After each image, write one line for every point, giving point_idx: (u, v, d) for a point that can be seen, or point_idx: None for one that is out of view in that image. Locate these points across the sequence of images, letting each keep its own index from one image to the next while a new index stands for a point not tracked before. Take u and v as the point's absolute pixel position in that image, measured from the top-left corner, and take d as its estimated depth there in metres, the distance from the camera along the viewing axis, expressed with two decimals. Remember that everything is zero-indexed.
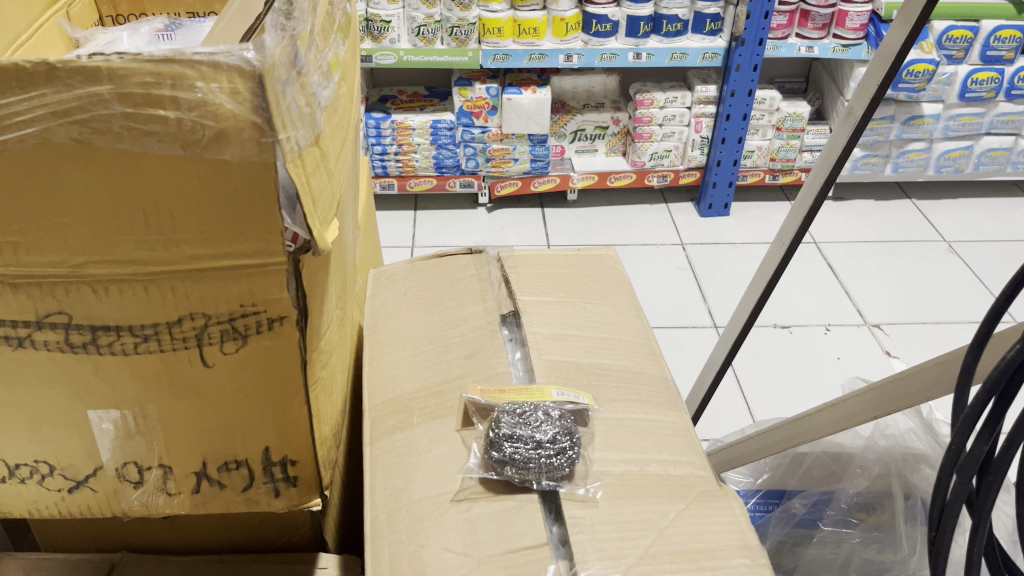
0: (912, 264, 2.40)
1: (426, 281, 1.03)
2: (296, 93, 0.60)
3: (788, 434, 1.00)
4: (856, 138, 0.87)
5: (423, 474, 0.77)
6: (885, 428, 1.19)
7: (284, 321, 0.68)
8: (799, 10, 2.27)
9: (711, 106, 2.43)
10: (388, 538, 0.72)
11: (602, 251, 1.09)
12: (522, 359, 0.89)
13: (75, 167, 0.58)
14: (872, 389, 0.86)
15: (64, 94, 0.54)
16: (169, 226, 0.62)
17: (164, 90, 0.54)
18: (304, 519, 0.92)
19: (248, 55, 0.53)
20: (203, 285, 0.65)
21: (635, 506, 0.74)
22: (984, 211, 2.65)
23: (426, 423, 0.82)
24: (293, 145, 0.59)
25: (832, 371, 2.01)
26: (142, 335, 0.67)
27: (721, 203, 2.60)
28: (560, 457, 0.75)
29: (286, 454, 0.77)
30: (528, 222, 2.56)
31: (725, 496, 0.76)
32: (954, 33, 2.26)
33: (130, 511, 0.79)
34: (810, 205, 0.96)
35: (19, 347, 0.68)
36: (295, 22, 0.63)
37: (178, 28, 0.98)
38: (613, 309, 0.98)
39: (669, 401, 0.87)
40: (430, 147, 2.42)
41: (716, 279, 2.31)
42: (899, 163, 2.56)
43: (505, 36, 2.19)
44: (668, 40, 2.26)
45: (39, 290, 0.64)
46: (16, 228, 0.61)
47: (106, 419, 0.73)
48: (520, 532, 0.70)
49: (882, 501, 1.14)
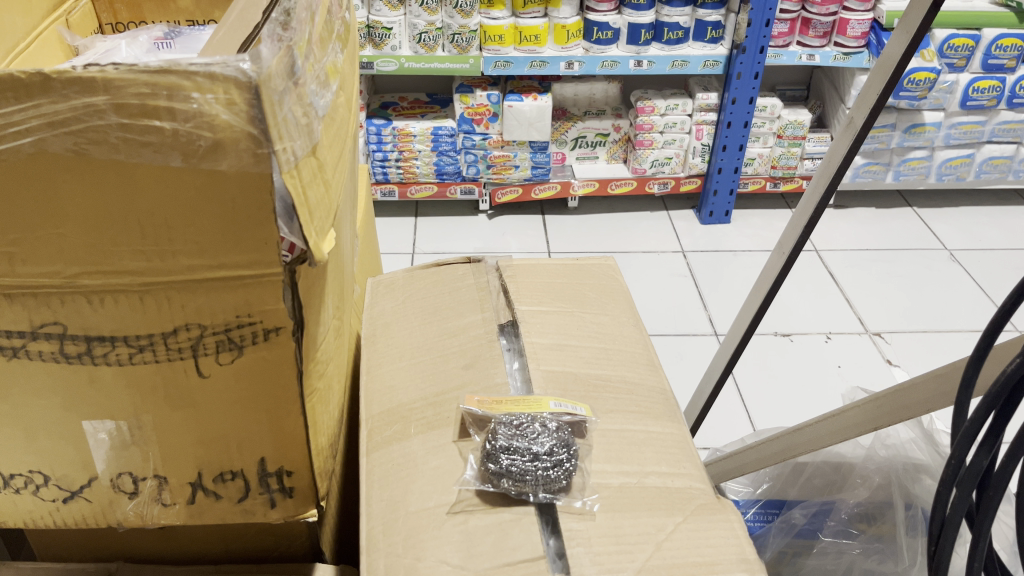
0: (913, 272, 2.40)
1: (424, 290, 1.02)
2: (293, 103, 0.60)
3: (788, 445, 0.99)
4: (857, 147, 0.87)
5: (420, 485, 0.77)
6: (885, 438, 1.18)
7: (279, 332, 0.68)
8: (800, 18, 2.28)
9: (712, 114, 2.43)
10: (384, 550, 0.72)
11: (602, 260, 1.09)
12: (519, 370, 0.88)
13: (70, 177, 0.58)
14: (871, 401, 0.86)
15: (61, 105, 0.54)
16: (165, 236, 0.61)
17: (160, 100, 0.54)
18: (301, 529, 0.92)
19: (245, 66, 0.53)
20: (199, 296, 0.65)
21: (633, 518, 0.73)
22: (986, 219, 2.65)
23: (423, 434, 0.82)
24: (289, 156, 0.59)
25: (832, 379, 2.00)
26: (137, 345, 0.67)
27: (721, 210, 2.60)
28: (557, 470, 0.74)
29: (282, 464, 0.76)
30: (529, 229, 2.56)
31: (724, 509, 0.76)
32: (956, 41, 2.27)
33: (126, 521, 0.79)
34: (810, 215, 0.96)
35: (13, 357, 0.68)
36: (293, 32, 0.63)
37: (178, 36, 0.98)
38: (612, 318, 0.98)
39: (667, 413, 0.86)
40: (431, 154, 2.42)
41: (717, 286, 2.31)
42: (900, 171, 2.55)
43: (506, 43, 2.20)
44: (669, 48, 2.26)
45: (34, 300, 0.64)
46: (10, 239, 0.61)
47: (102, 430, 0.72)
48: (517, 545, 0.70)
49: (882, 511, 1.14)
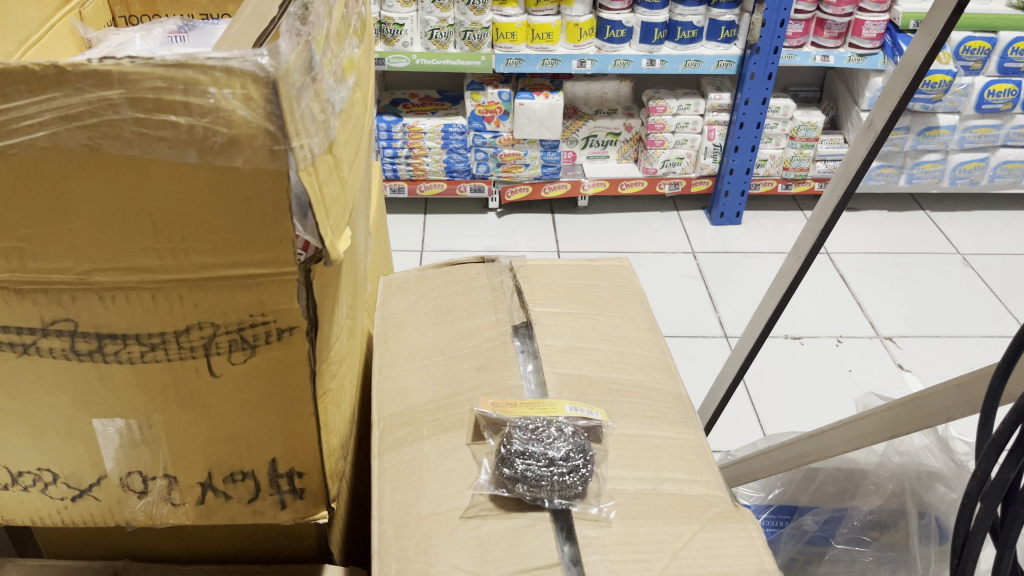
0: (925, 277, 2.37)
1: (437, 290, 1.01)
2: (310, 98, 0.58)
3: (802, 451, 0.97)
4: (876, 151, 0.85)
5: (433, 489, 0.76)
6: (898, 444, 1.16)
7: (294, 332, 0.67)
8: (815, 18, 2.25)
9: (724, 114, 2.41)
10: (395, 555, 0.71)
11: (616, 261, 1.08)
12: (534, 372, 0.87)
13: (83, 173, 0.57)
14: (889, 409, 0.84)
15: (74, 98, 0.53)
16: (178, 234, 0.60)
17: (176, 95, 0.53)
18: (310, 530, 0.91)
19: (262, 60, 0.52)
20: (211, 295, 0.64)
21: (649, 526, 0.72)
22: (1000, 224, 2.62)
23: (435, 436, 0.81)
24: (307, 153, 0.58)
25: (844, 383, 1.98)
26: (149, 343, 0.66)
27: (732, 211, 2.58)
28: (573, 475, 0.73)
29: (293, 465, 0.75)
30: (539, 228, 2.55)
31: (742, 518, 0.74)
32: (972, 44, 2.25)
33: (134, 520, 0.78)
34: (827, 218, 0.94)
35: (23, 354, 0.67)
36: (311, 27, 0.61)
37: (192, 29, 0.97)
38: (627, 321, 0.97)
39: (683, 418, 0.85)
40: (442, 151, 2.41)
41: (728, 287, 2.29)
42: (914, 173, 2.52)
43: (518, 41, 2.19)
44: (682, 47, 2.24)
45: (45, 296, 0.63)
46: (21, 234, 0.60)
47: (111, 427, 0.71)
48: (532, 552, 0.68)
49: (896, 519, 1.12)
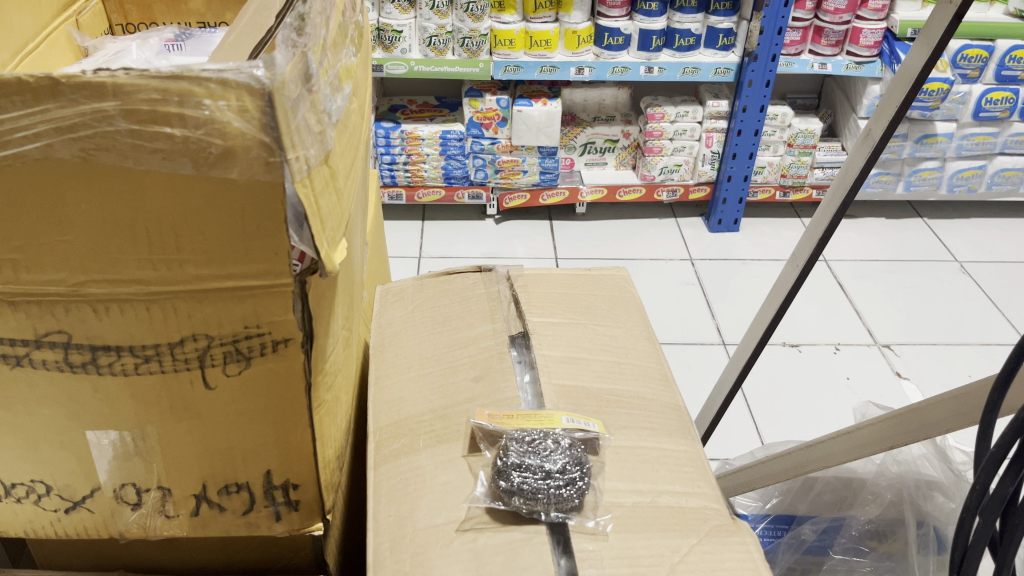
0: (923, 284, 2.37)
1: (434, 299, 1.01)
2: (305, 109, 0.58)
3: (801, 460, 0.97)
4: (873, 161, 0.85)
5: (428, 501, 0.75)
6: (897, 454, 1.16)
7: (288, 343, 0.66)
8: (813, 27, 2.26)
9: (722, 122, 2.41)
10: (390, 568, 0.70)
11: (613, 270, 1.07)
12: (531, 383, 0.86)
13: (77, 185, 0.57)
14: (888, 418, 0.83)
15: (68, 110, 0.53)
16: (172, 246, 0.60)
17: (171, 107, 0.53)
18: (305, 542, 0.90)
19: (257, 72, 0.52)
20: (206, 306, 0.64)
21: (646, 539, 0.71)
22: (998, 231, 2.62)
23: (431, 448, 0.80)
24: (302, 165, 0.57)
25: (842, 392, 1.98)
26: (143, 355, 0.66)
27: (731, 218, 2.58)
28: (570, 488, 0.73)
29: (288, 477, 0.75)
30: (537, 234, 2.55)
31: (739, 531, 0.74)
32: (970, 52, 2.25)
33: (128, 532, 0.78)
34: (824, 228, 0.94)
35: (16, 366, 0.66)
36: (307, 38, 0.61)
37: (189, 37, 0.96)
38: (624, 331, 0.96)
39: (680, 429, 0.84)
40: (440, 158, 2.41)
41: (726, 295, 2.29)
42: (911, 181, 2.53)
43: (516, 48, 2.18)
44: (680, 55, 2.25)
45: (38, 308, 0.63)
46: (13, 245, 0.59)
47: (105, 439, 0.71)
48: (528, 565, 0.68)
49: (894, 529, 1.11)
